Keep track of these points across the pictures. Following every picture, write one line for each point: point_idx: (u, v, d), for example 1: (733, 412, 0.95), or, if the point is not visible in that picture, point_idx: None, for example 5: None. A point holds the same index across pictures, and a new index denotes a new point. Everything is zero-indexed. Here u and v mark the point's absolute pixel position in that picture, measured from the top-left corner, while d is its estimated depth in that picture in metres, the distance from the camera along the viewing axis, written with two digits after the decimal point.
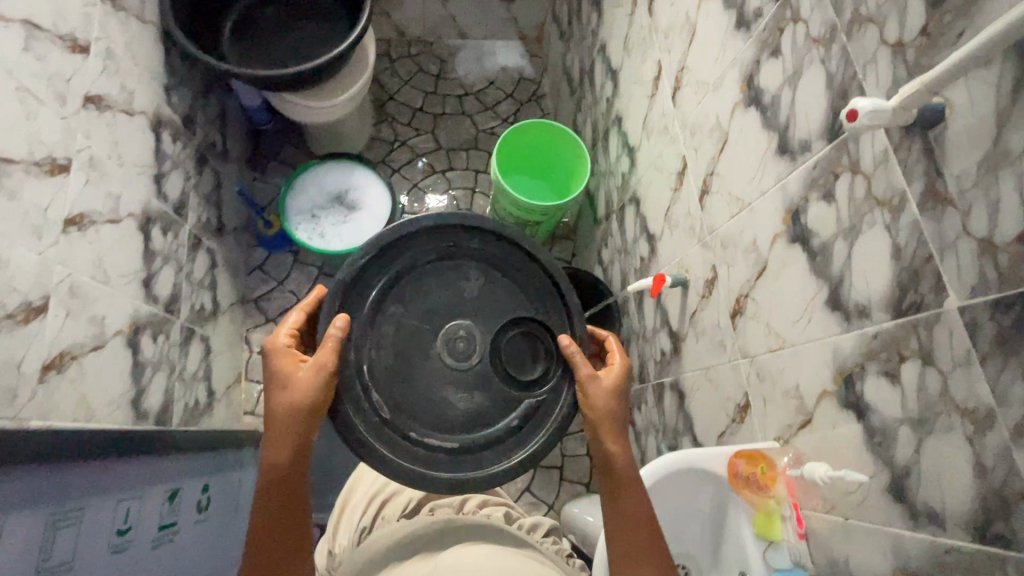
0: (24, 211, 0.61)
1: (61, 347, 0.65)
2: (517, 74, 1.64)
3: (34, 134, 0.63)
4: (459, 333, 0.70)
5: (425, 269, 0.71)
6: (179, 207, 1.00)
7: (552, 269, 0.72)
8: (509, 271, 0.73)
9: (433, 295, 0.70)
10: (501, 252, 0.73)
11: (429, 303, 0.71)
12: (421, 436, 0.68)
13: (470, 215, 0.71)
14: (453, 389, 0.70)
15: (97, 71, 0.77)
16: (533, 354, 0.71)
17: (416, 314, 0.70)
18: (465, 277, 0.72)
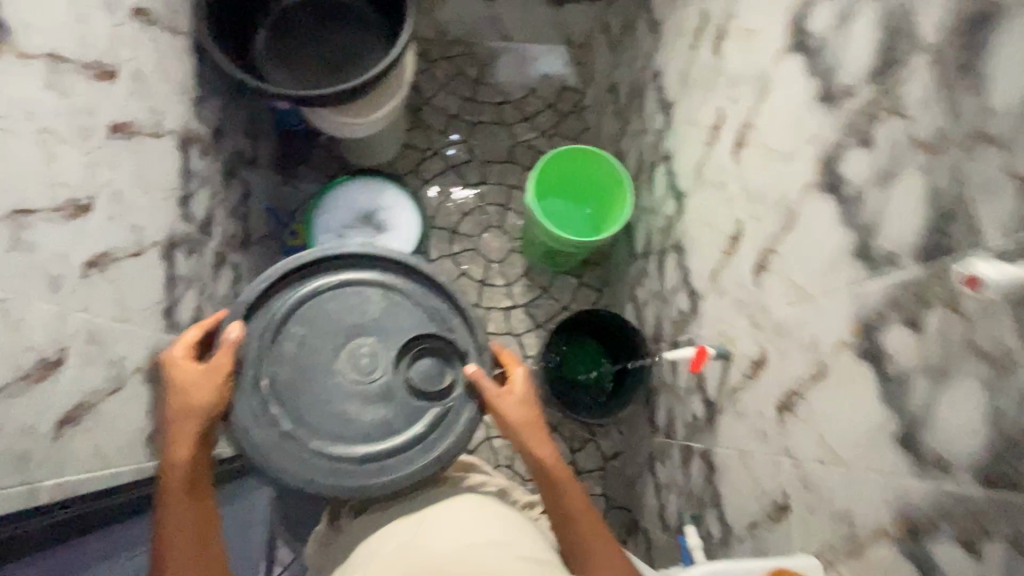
0: (43, 262, 0.58)
1: (78, 398, 0.63)
2: (560, 83, 1.56)
3: (54, 178, 0.60)
4: (363, 349, 0.72)
5: (317, 300, 0.74)
6: (205, 226, 0.97)
7: (441, 288, 0.77)
8: (412, 295, 0.76)
9: (327, 316, 0.73)
10: (401, 277, 0.77)
11: (331, 324, 0.73)
12: (330, 446, 0.69)
13: (349, 251, 0.75)
14: (356, 406, 0.71)
15: (125, 96, 0.73)
16: (444, 374, 0.74)
17: (324, 336, 0.73)
18: (364, 303, 0.75)
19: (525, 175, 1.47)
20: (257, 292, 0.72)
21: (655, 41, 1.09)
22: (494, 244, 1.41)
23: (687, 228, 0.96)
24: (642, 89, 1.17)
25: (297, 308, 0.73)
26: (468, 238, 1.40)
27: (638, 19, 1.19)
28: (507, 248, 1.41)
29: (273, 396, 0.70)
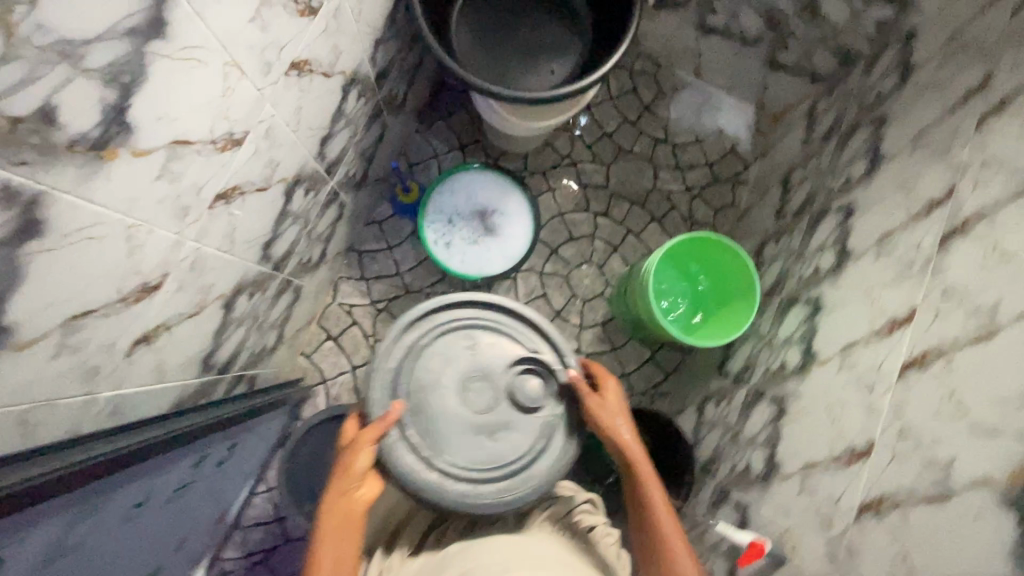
0: (179, 193, 0.56)
1: (160, 320, 0.63)
2: (728, 145, 1.42)
3: (221, 111, 0.57)
4: (475, 383, 0.85)
5: (433, 351, 0.86)
6: (333, 165, 0.94)
7: (456, 305, 0.89)
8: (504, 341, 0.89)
9: (446, 352, 0.87)
10: (489, 325, 0.89)
11: (442, 372, 0.86)
12: (468, 467, 0.82)
13: (443, 295, 0.88)
14: (483, 442, 0.83)
15: (316, 33, 0.68)
16: (550, 409, 0.87)
17: (440, 385, 0.85)
18: (458, 349, 0.87)
19: (649, 225, 1.37)
20: (390, 357, 0.85)
21: (868, 173, 0.95)
22: (587, 281, 1.33)
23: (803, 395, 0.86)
24: (822, 212, 1.04)
25: (422, 355, 0.86)
26: (565, 263, 1.33)
27: (856, 135, 1.04)
28: (598, 290, 1.33)
29: (415, 445, 0.82)
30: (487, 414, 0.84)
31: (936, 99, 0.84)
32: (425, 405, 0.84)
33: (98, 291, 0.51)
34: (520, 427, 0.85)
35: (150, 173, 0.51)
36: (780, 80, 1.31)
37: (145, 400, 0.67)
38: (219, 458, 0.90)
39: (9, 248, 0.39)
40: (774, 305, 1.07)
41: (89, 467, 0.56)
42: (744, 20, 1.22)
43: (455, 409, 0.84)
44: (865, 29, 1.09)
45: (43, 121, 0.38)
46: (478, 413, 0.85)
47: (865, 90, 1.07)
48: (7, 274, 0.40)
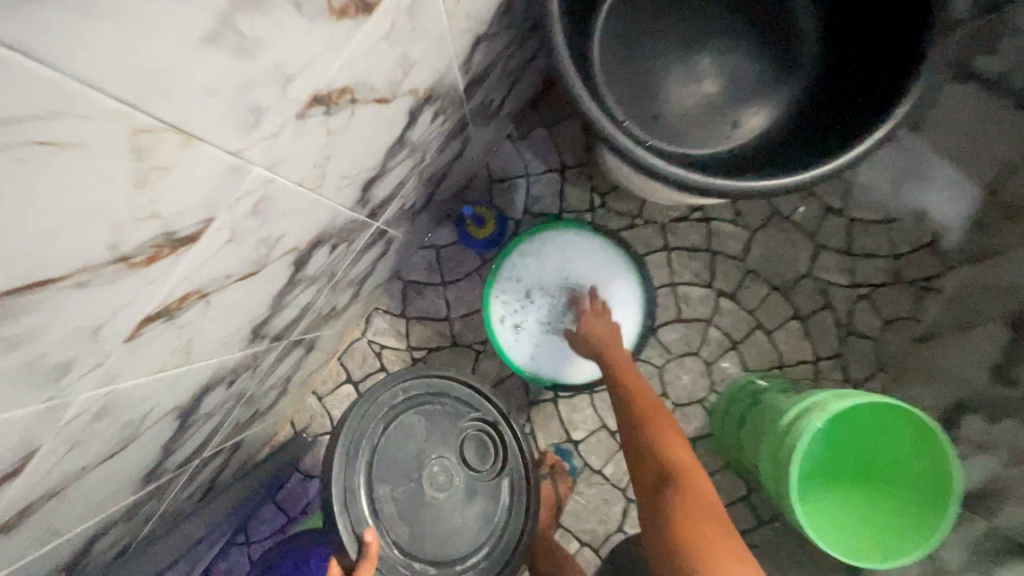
0: (40, 354, 0.29)
1: (35, 496, 0.38)
2: (928, 237, 1.01)
3: (141, 209, 0.28)
4: (438, 472, 0.78)
5: (386, 445, 0.77)
6: (380, 205, 0.65)
7: (402, 380, 0.79)
8: (430, 391, 0.81)
9: (408, 448, 0.78)
10: (415, 384, 0.80)
11: (401, 463, 0.77)
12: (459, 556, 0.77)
13: (393, 376, 0.79)
14: (464, 527, 0.77)
15: (369, 42, 0.38)
16: (456, 447, 0.80)
17: (402, 480, 0.77)
18: (414, 431, 0.79)
19: (787, 324, 1.01)
20: (345, 467, 0.75)
21: None
22: (685, 379, 1.01)
23: None
24: None
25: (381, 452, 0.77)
26: (661, 351, 1.00)
27: None
28: (697, 396, 1.01)
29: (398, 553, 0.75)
30: (450, 500, 0.77)
31: None
32: (391, 508, 0.76)
33: None
34: (480, 511, 0.79)
35: None
36: None
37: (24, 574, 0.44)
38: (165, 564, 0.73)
39: None
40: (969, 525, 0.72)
41: None
42: None
43: (428, 508, 0.77)
44: None
45: None
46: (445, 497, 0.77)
47: None
48: None
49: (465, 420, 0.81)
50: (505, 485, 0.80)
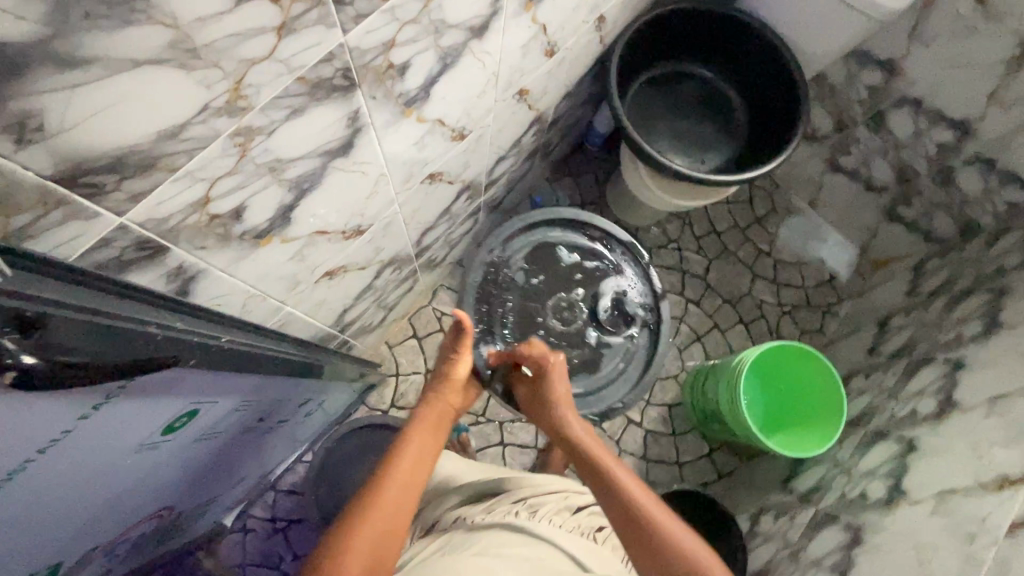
0: (416, 160, 0.65)
1: (345, 262, 0.70)
2: (827, 276, 1.44)
3: (470, 109, 0.67)
4: (569, 302, 1.05)
5: (550, 256, 1.06)
6: (490, 184, 1.04)
7: (577, 221, 1.07)
8: (593, 246, 1.08)
9: (558, 269, 1.06)
10: (586, 229, 1.08)
11: (552, 270, 1.05)
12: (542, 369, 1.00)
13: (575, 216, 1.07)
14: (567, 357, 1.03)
15: (545, 71, 0.80)
16: (617, 317, 1.06)
17: (543, 293, 1.04)
18: (562, 263, 1.06)
19: (735, 326, 1.40)
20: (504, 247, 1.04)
21: (983, 333, 0.97)
22: (664, 360, 1.35)
23: (886, 528, 0.84)
24: (924, 359, 1.06)
25: (538, 261, 1.05)
26: None
27: (970, 297, 1.08)
28: (671, 373, 1.35)
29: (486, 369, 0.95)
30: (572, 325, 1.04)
31: None
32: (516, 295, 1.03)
33: (339, 217, 0.59)
34: (608, 347, 1.05)
35: (413, 137, 0.60)
36: (893, 231, 1.35)
37: (299, 327, 0.73)
38: (307, 408, 0.94)
39: (329, 158, 0.48)
40: (858, 437, 1.07)
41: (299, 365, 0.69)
42: (875, 167, 1.28)
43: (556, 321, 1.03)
44: (994, 206, 1.14)
45: (401, 73, 0.48)
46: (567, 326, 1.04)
47: (985, 261, 1.11)
48: (317, 177, 0.48)
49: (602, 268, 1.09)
50: (631, 339, 1.05)
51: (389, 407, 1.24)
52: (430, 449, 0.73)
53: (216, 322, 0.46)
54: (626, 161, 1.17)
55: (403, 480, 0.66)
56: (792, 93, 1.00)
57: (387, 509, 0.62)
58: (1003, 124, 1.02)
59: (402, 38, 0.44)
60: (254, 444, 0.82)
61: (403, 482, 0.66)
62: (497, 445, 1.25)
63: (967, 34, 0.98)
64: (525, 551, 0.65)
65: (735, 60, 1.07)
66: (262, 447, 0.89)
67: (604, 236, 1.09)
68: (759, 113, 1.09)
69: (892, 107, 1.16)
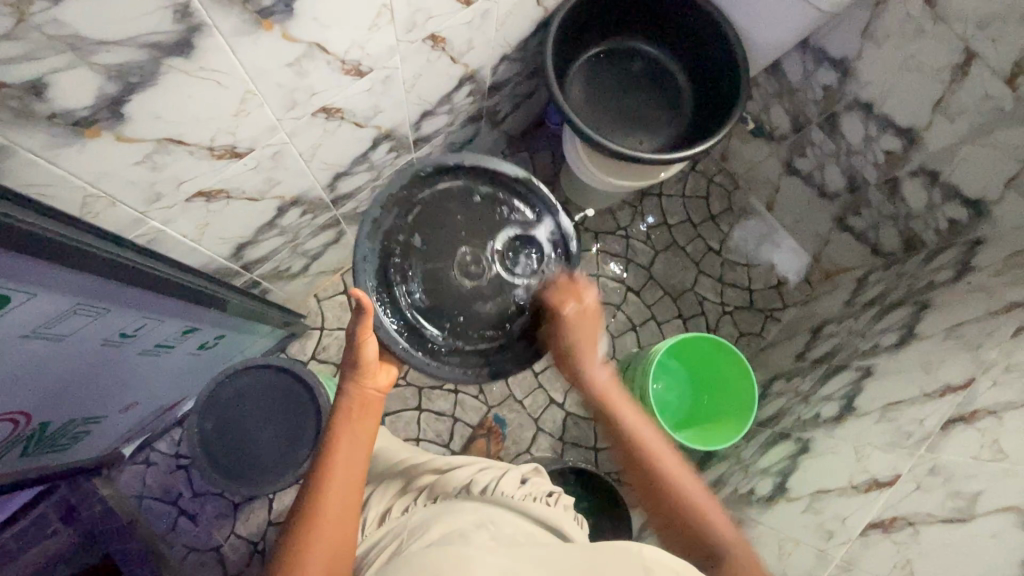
0: (297, 87, 0.64)
1: (225, 187, 0.69)
2: (774, 281, 1.42)
3: (361, 42, 0.65)
4: (470, 259, 0.90)
5: (432, 208, 0.91)
6: (421, 141, 1.02)
7: (464, 166, 0.92)
8: (486, 189, 0.93)
9: (449, 230, 0.90)
10: (478, 172, 0.93)
11: (444, 232, 0.90)
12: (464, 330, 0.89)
13: (465, 162, 0.91)
14: (478, 307, 0.89)
15: (463, 20, 0.78)
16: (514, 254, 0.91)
17: (434, 257, 0.89)
18: (449, 213, 0.91)
19: (673, 320, 1.38)
20: (386, 213, 0.89)
21: (897, 345, 0.96)
22: None
23: (761, 524, 0.83)
24: (841, 366, 1.04)
25: (421, 222, 0.90)
26: None
27: (896, 309, 1.06)
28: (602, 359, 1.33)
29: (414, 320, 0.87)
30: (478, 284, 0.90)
31: (983, 303, 0.86)
32: (420, 274, 0.89)
33: (198, 130, 0.57)
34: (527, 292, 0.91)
35: (284, 57, 0.58)
36: (843, 241, 1.32)
37: (177, 249, 0.72)
38: (205, 341, 0.93)
39: (160, 54, 0.47)
40: (765, 437, 1.06)
41: (159, 282, 0.68)
42: (827, 173, 1.25)
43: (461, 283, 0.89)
44: (936, 221, 1.12)
45: None
46: (468, 280, 0.90)
47: (918, 276, 1.10)
48: (148, 72, 0.47)
49: (507, 212, 0.93)
50: (546, 281, 0.91)
51: (309, 359, 1.23)
52: (359, 449, 0.70)
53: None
54: (570, 137, 1.15)
55: (342, 491, 0.65)
56: (734, 77, 0.98)
57: (330, 531, 0.62)
58: (947, 137, 1.01)
59: None
60: (135, 368, 0.81)
61: (343, 491, 0.65)
62: (413, 409, 1.25)
63: (917, 37, 0.96)
64: (478, 521, 0.66)
65: (683, 41, 1.05)
66: (151, 376, 0.87)
67: (490, 173, 0.93)
68: (704, 98, 1.07)
69: (845, 111, 1.14)
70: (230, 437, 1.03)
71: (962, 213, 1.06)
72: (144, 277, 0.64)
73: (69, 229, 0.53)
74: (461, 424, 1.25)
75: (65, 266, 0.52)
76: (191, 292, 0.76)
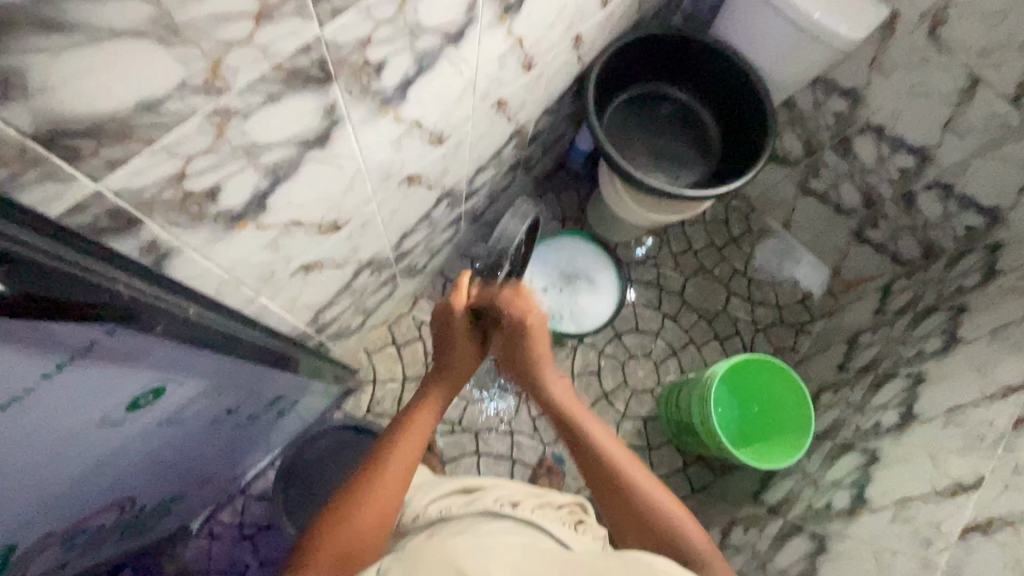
0: (394, 160, 0.67)
1: (321, 257, 0.72)
2: (800, 296, 1.48)
3: (447, 114, 0.70)
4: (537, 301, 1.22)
5: None
6: (471, 193, 1.07)
7: None
8: None
9: None
10: None
11: None
12: None
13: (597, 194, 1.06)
14: None
15: (522, 84, 0.84)
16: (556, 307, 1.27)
17: None
18: None
19: (710, 342, 1.43)
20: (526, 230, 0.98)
21: (943, 349, 1.01)
22: (640, 373, 1.37)
23: (848, 537, 0.85)
24: (889, 374, 1.09)
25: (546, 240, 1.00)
26: (624, 350, 1.38)
27: (932, 315, 1.12)
28: (647, 387, 1.36)
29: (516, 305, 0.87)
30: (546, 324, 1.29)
31: (1022, 305, 0.92)
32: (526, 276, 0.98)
33: (314, 210, 0.61)
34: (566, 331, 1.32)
35: (390, 136, 0.62)
36: (862, 253, 1.40)
37: (273, 321, 0.74)
38: (281, 407, 0.94)
39: (305, 149, 0.51)
40: (826, 451, 1.09)
41: (266, 355, 0.70)
42: (843, 191, 1.33)
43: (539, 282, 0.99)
44: (954, 229, 1.19)
45: (377, 71, 0.51)
46: None
47: (945, 281, 1.16)
48: (292, 166, 0.51)
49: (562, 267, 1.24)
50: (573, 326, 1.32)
51: (365, 413, 1.24)
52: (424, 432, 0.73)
53: (175, 296, 0.47)
54: (605, 177, 1.21)
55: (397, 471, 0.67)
56: (760, 114, 1.06)
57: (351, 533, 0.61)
58: (959, 152, 1.09)
59: (379, 36, 0.47)
60: (227, 439, 0.82)
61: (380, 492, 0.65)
62: (472, 454, 1.26)
63: (922, 66, 1.05)
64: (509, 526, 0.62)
65: (706, 83, 1.14)
66: (234, 445, 0.88)
67: None
68: (729, 133, 1.15)
69: (857, 134, 1.23)
70: (308, 499, 1.03)
71: (979, 220, 1.14)
72: (258, 352, 0.67)
73: (214, 315, 0.55)
74: (520, 465, 1.27)
75: (212, 353, 0.54)
76: (284, 361, 0.78)
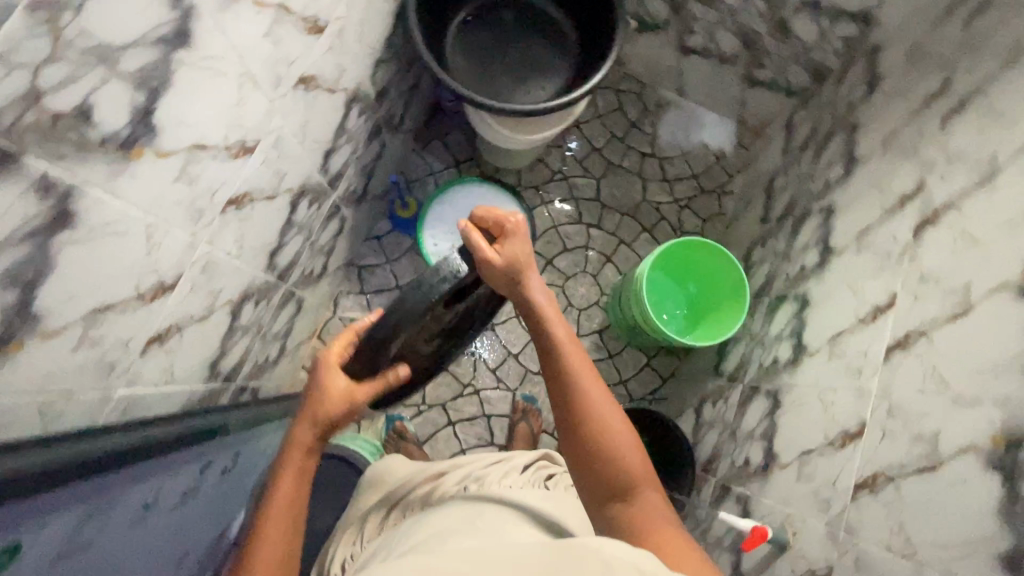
0: (195, 195, 0.59)
1: (173, 320, 0.65)
2: (713, 158, 1.45)
3: (237, 120, 0.61)
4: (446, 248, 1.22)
5: None
6: (335, 178, 0.97)
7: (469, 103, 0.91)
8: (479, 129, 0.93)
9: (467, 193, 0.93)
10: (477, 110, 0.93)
11: None
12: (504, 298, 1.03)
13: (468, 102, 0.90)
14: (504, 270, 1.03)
15: (322, 50, 0.73)
16: None
17: None
18: None
19: (640, 236, 1.40)
20: None
21: (845, 174, 1.00)
22: (582, 290, 1.36)
23: (796, 386, 0.88)
24: (805, 213, 1.09)
25: None
26: (560, 274, 1.36)
27: (832, 140, 1.09)
28: (592, 300, 1.36)
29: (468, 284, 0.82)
30: None
31: (903, 105, 0.90)
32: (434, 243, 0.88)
33: (118, 286, 0.53)
34: None
35: (169, 174, 0.53)
36: (758, 95, 1.35)
37: (155, 401, 0.68)
38: (224, 466, 0.91)
39: (45, 237, 0.42)
40: (766, 305, 1.11)
41: (154, 443, 0.65)
42: (720, 39, 1.26)
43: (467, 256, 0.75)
44: (833, 44, 1.14)
45: (83, 118, 0.41)
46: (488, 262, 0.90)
47: (837, 100, 1.13)
48: (41, 261, 0.43)
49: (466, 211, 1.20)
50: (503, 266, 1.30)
51: None
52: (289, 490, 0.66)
53: None
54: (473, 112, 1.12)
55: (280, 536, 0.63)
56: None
57: None
58: None
59: (50, 82, 0.38)
60: (172, 526, 0.79)
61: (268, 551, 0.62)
62: (446, 426, 1.26)
63: None
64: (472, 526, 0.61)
65: None
66: (187, 522, 0.85)
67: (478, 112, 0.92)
68: (581, 19, 1.06)
69: None
70: None
71: (853, 28, 1.09)
72: (139, 447, 0.62)
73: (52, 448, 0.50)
74: (495, 418, 1.27)
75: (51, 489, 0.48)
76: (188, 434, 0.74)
